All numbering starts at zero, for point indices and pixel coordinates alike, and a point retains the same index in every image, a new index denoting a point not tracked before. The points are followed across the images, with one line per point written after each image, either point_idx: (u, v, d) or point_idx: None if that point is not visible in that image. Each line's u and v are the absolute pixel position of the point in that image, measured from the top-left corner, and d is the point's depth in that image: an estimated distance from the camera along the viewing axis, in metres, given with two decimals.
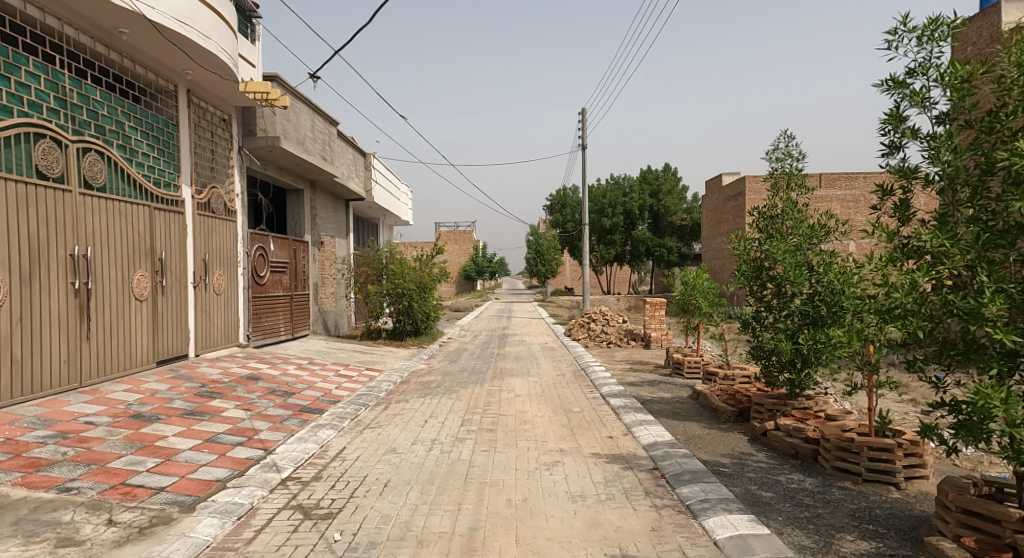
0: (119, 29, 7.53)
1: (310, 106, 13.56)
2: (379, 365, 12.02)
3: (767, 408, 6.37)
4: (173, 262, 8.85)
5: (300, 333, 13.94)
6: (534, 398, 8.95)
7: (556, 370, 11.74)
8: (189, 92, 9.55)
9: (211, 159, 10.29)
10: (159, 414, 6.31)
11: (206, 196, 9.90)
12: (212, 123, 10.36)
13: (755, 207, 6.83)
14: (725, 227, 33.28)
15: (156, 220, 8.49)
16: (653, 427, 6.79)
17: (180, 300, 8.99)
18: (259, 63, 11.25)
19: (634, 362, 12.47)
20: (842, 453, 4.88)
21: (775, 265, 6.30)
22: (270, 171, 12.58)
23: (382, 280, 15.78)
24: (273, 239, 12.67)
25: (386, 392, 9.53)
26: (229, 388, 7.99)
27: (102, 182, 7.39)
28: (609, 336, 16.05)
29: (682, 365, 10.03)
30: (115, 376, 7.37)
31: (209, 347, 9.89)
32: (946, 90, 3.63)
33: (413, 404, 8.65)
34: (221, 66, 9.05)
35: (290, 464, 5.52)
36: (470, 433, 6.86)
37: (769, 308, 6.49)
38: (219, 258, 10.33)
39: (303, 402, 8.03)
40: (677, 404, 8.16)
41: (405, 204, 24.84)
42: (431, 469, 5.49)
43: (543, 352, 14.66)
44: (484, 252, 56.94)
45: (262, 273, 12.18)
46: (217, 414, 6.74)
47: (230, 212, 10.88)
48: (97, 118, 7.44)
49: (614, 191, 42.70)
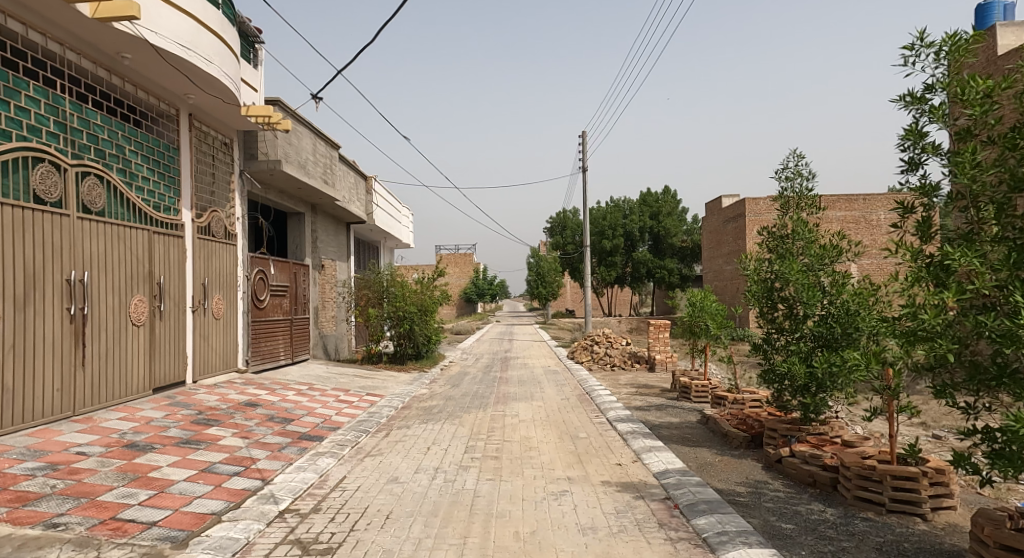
0: (121, 54, 7.51)
1: (311, 129, 13.57)
2: (380, 390, 11.83)
3: (780, 434, 6.20)
4: (171, 286, 8.72)
5: (300, 357, 13.76)
6: (538, 423, 8.73)
7: (559, 393, 11.54)
8: (190, 115, 9.52)
9: (212, 182, 10.23)
10: (154, 444, 6.12)
11: (207, 220, 9.85)
12: (213, 146, 10.32)
13: (764, 227, 6.70)
14: (726, 250, 33.24)
15: (156, 244, 8.39)
16: (663, 453, 6.59)
17: (178, 325, 8.85)
18: (261, 87, 11.24)
19: (639, 385, 12.25)
20: (863, 482, 4.68)
21: (786, 285, 6.19)
22: (271, 195, 12.52)
23: (383, 303, 15.64)
24: (274, 262, 12.57)
25: (387, 418, 9.33)
26: (226, 415, 7.81)
27: (101, 206, 7.29)
28: (612, 358, 15.84)
29: (690, 389, 9.79)
30: (111, 404, 7.19)
31: (206, 373, 9.71)
32: (967, 105, 3.50)
33: (415, 430, 8.45)
34: (222, 90, 9.05)
35: (288, 495, 5.31)
36: (474, 461, 6.67)
37: (781, 330, 6.33)
38: (218, 282, 10.21)
39: (302, 429, 7.84)
40: (686, 428, 7.96)
41: (406, 227, 24.82)
42: (434, 499, 5.30)
43: (545, 375, 14.46)
44: (484, 275, 57.12)
45: (262, 297, 12.07)
46: (213, 443, 6.55)
47: (230, 236, 10.79)
48: (97, 142, 7.38)
49: (614, 212, 42.86)
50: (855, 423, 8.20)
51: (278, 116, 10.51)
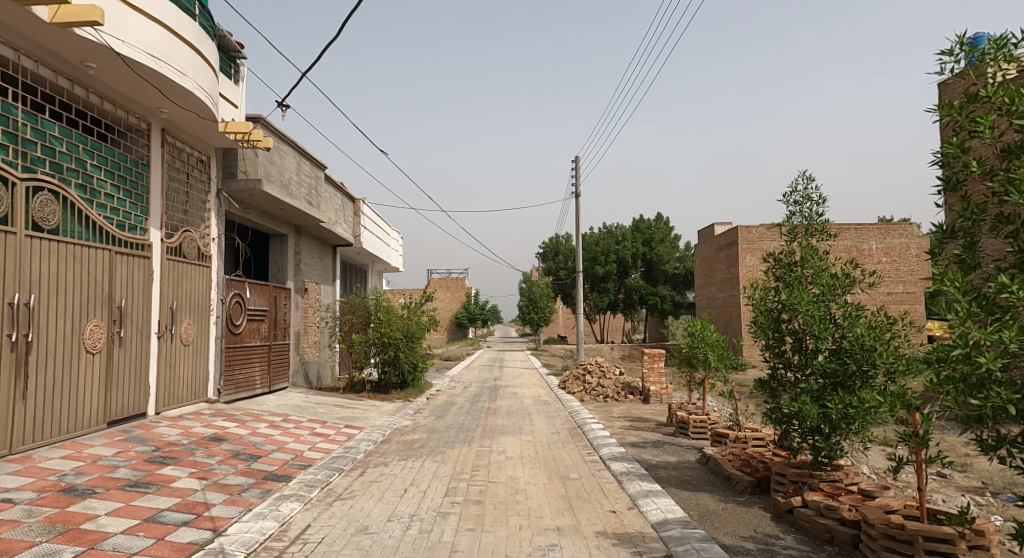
0: (86, 63, 7.07)
1: (296, 149, 13.14)
2: (361, 421, 11.18)
3: (790, 480, 5.64)
4: (134, 310, 8.14)
5: (277, 386, 13.10)
6: (526, 461, 8.14)
7: (550, 427, 10.93)
8: (163, 130, 9.05)
9: (185, 201, 9.72)
10: (95, 488, 5.51)
11: (177, 240, 9.31)
12: (188, 164, 9.83)
13: (770, 253, 6.20)
14: (719, 277, 33.06)
15: (118, 265, 7.82)
16: (662, 500, 6.01)
17: (140, 352, 8.25)
18: (242, 104, 10.81)
19: (633, 418, 11.67)
20: (890, 542, 4.13)
21: (795, 316, 5.74)
22: (251, 216, 12.01)
23: (368, 329, 15.04)
24: (251, 285, 12.00)
25: (364, 454, 8.71)
26: (186, 452, 7.17)
27: (54, 224, 6.76)
28: (605, 389, 15.26)
29: (688, 424, 9.21)
30: (55, 441, 6.56)
31: (171, 404, 9.07)
32: (1018, 116, 3.03)
33: (393, 468, 7.83)
34: (197, 104, 8.62)
35: (240, 550, 4.69)
36: (454, 506, 6.07)
37: (788, 365, 5.85)
38: (188, 305, 9.63)
39: (268, 467, 7.22)
40: (685, 469, 7.39)
41: (395, 251, 24.28)
42: (406, 555, 4.68)
43: (536, 406, 13.87)
44: (476, 300, 56.55)
45: (238, 322, 11.47)
46: (165, 485, 5.93)
47: (203, 257, 10.24)
48: (53, 155, 6.87)
49: (606, 239, 42.69)
50: (867, 467, 7.65)
51: (257, 133, 10.08)
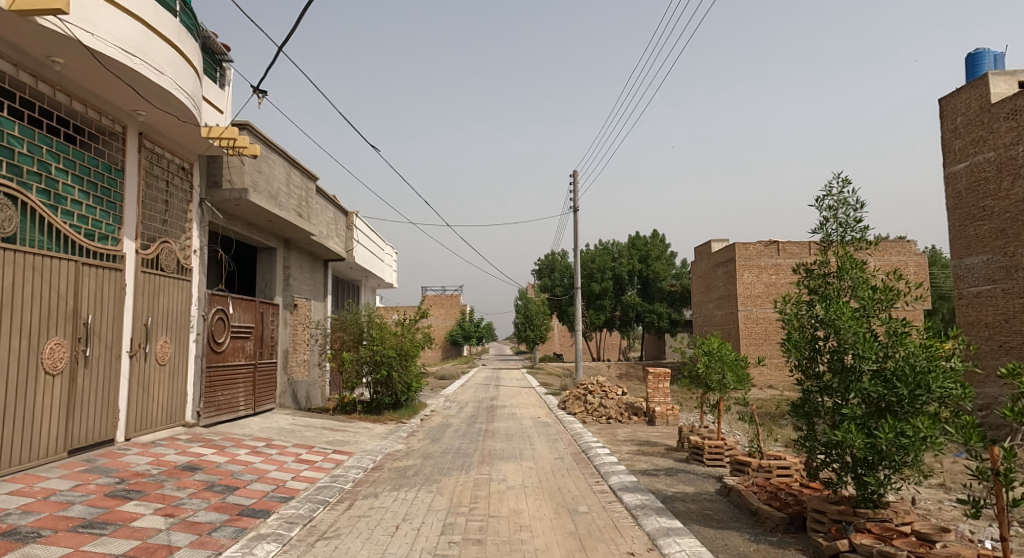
0: (52, 57, 6.49)
1: (286, 158, 12.58)
2: (350, 446, 10.46)
3: (832, 519, 4.99)
4: (102, 327, 7.47)
5: (263, 407, 12.38)
6: (529, 491, 7.47)
7: (552, 451, 10.25)
8: (140, 134, 8.46)
9: (164, 210, 9.09)
10: (41, 530, 4.82)
11: (154, 251, 8.67)
12: (168, 171, 9.22)
13: (802, 263, 5.62)
14: (716, 294, 32.61)
15: (84, 277, 7.17)
16: (684, 539, 5.36)
17: (109, 373, 7.57)
18: (227, 109, 10.25)
19: (640, 442, 10.99)
20: None
21: (833, 334, 5.14)
22: (237, 228, 11.38)
23: (360, 347, 14.35)
24: (235, 300, 11.34)
25: (352, 483, 8.00)
26: (154, 485, 6.47)
27: (11, 231, 6.10)
28: (608, 410, 14.59)
29: (702, 449, 8.57)
30: (5, 474, 5.86)
31: (144, 429, 8.36)
32: None
33: (383, 500, 7.13)
34: (177, 107, 8.04)
35: None
36: (451, 546, 5.41)
37: (825, 389, 5.24)
38: (164, 322, 8.95)
39: (245, 501, 6.52)
40: (704, 502, 6.74)
41: (389, 267, 23.68)
42: None
43: (536, 428, 13.18)
44: (471, 317, 55.85)
45: (220, 339, 10.79)
46: (125, 526, 5.24)
47: (183, 270, 9.59)
48: (13, 156, 6.25)
49: (603, 255, 42.29)
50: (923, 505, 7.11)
51: (243, 140, 9.50)
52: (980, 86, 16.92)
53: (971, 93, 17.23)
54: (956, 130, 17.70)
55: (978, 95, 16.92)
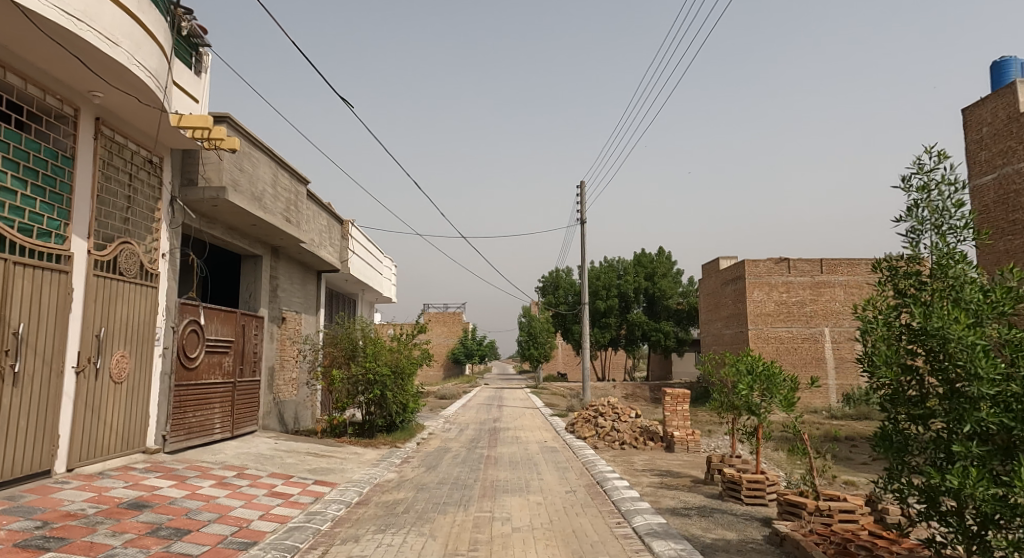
0: None
1: (273, 157, 11.61)
2: (335, 475, 9.28)
3: None
4: (37, 339, 6.36)
5: (242, 430, 11.22)
6: (540, 534, 6.29)
7: (562, 483, 9.06)
8: (98, 119, 7.45)
9: (126, 206, 8.06)
10: None
11: (111, 252, 7.61)
12: (132, 163, 8.21)
13: (883, 260, 4.56)
14: (725, 312, 31.42)
15: (15, 280, 6.08)
16: None
17: (45, 392, 6.46)
18: (204, 99, 9.27)
19: (661, 472, 9.79)
20: None
21: (932, 348, 4.01)
22: (216, 231, 10.35)
23: (352, 364, 13.19)
24: (212, 311, 10.27)
25: (331, 523, 6.83)
26: (85, 529, 5.32)
27: None
28: (621, 435, 13.37)
29: (739, 485, 7.40)
30: None
31: (93, 457, 7.24)
32: None
33: (365, 546, 5.95)
34: (137, 87, 7.03)
35: None
36: None
37: (921, 418, 4.11)
38: (122, 333, 7.86)
39: (195, 550, 5.35)
40: (753, 553, 5.54)
41: (387, 281, 22.61)
42: None
43: (542, 454, 11.98)
44: (473, 335, 54.50)
45: (192, 354, 9.70)
46: None
47: (148, 275, 8.52)
48: None
49: (608, 273, 41.06)
50: None
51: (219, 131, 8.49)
52: (1007, 94, 15.85)
53: (998, 101, 16.18)
54: (981, 141, 16.67)
55: (1005, 103, 15.86)
